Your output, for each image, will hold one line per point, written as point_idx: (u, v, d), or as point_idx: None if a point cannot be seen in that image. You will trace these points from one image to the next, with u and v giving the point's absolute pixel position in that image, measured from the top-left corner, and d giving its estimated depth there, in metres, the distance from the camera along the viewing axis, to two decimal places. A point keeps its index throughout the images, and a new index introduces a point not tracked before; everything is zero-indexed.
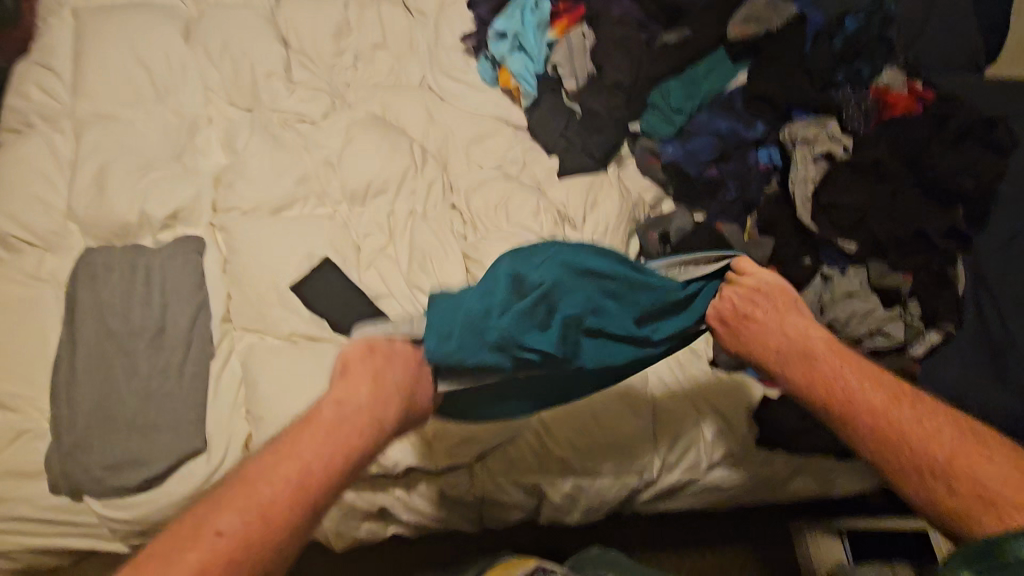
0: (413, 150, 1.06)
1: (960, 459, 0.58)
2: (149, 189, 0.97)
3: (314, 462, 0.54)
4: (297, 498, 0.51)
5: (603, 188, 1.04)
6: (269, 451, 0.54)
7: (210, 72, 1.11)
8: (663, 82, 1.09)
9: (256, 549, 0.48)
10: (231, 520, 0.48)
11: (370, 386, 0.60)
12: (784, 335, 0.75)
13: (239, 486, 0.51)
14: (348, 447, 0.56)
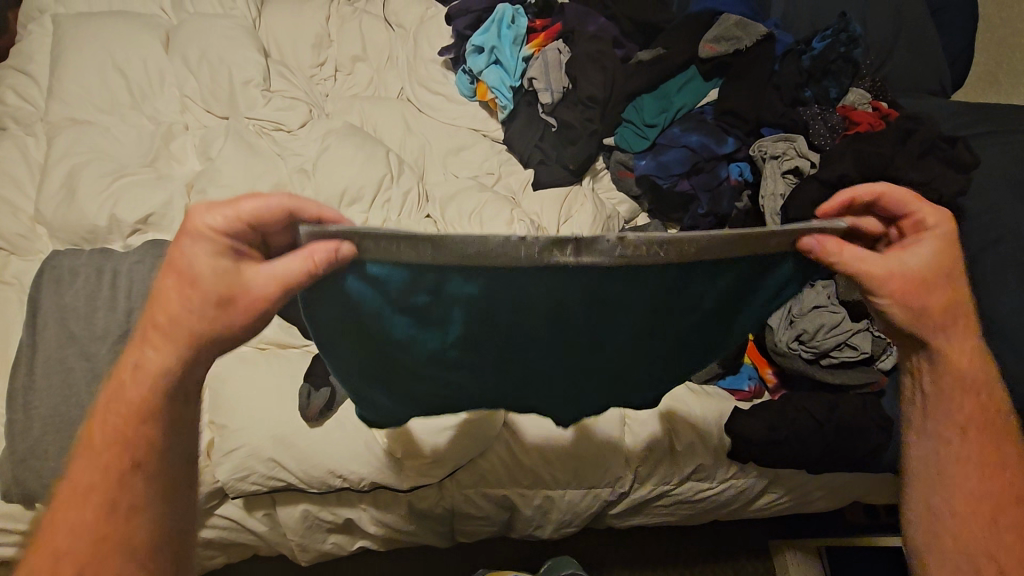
0: (388, 159, 1.07)
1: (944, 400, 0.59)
2: (120, 193, 0.96)
3: (193, 303, 0.50)
4: (124, 441, 0.49)
5: (578, 200, 1.06)
6: (163, 293, 0.51)
7: (188, 80, 1.11)
8: (637, 97, 1.11)
9: (173, 345, 0.50)
10: (117, 414, 0.49)
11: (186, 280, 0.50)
12: (938, 294, 0.56)
13: (162, 312, 0.51)
14: (186, 355, 0.51)
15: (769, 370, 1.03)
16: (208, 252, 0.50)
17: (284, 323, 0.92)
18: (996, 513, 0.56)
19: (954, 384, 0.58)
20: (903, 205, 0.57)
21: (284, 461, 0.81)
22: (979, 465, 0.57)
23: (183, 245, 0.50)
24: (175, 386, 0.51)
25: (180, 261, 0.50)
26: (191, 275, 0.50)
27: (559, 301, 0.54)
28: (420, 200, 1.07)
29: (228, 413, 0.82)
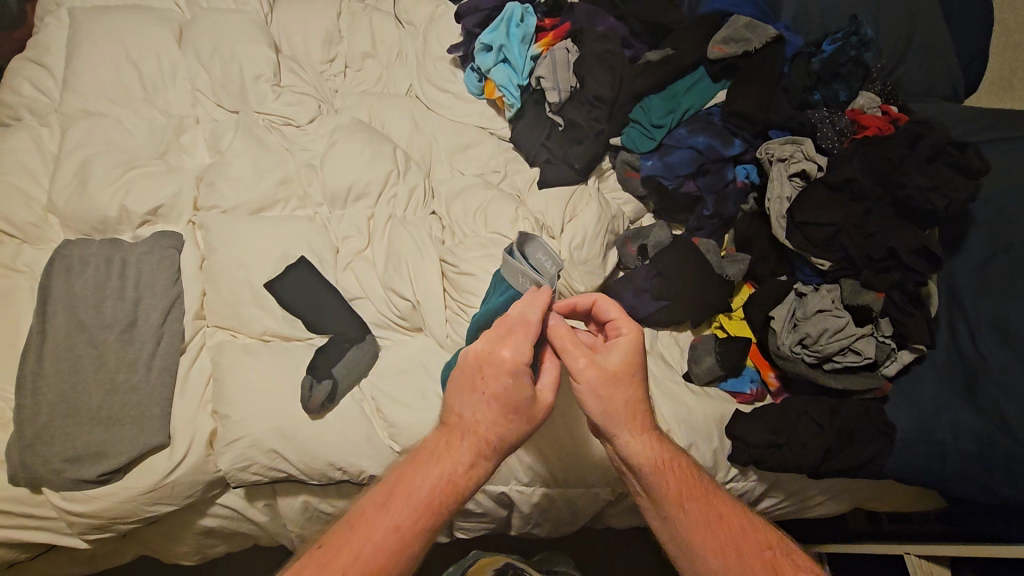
0: (396, 156, 1.08)
1: (683, 514, 0.65)
2: (130, 184, 0.97)
3: (471, 458, 0.66)
4: (405, 543, 0.63)
5: (582, 200, 1.06)
6: (442, 443, 0.68)
7: (199, 74, 1.12)
8: (644, 98, 1.11)
9: (419, 513, 0.64)
10: (370, 540, 0.62)
11: (460, 410, 0.68)
12: (628, 389, 0.68)
13: (425, 458, 0.68)
14: (449, 476, 0.66)
15: (772, 374, 1.03)
16: (504, 378, 0.66)
17: (287, 315, 0.92)
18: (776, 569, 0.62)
19: (670, 493, 0.66)
20: (607, 309, 0.73)
21: (286, 452, 0.82)
22: (716, 524, 0.65)
23: (477, 369, 0.67)
24: (419, 534, 0.64)
25: (467, 403, 0.67)
26: (468, 411, 0.67)
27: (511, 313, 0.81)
28: (426, 197, 1.08)
29: (232, 402, 0.83)
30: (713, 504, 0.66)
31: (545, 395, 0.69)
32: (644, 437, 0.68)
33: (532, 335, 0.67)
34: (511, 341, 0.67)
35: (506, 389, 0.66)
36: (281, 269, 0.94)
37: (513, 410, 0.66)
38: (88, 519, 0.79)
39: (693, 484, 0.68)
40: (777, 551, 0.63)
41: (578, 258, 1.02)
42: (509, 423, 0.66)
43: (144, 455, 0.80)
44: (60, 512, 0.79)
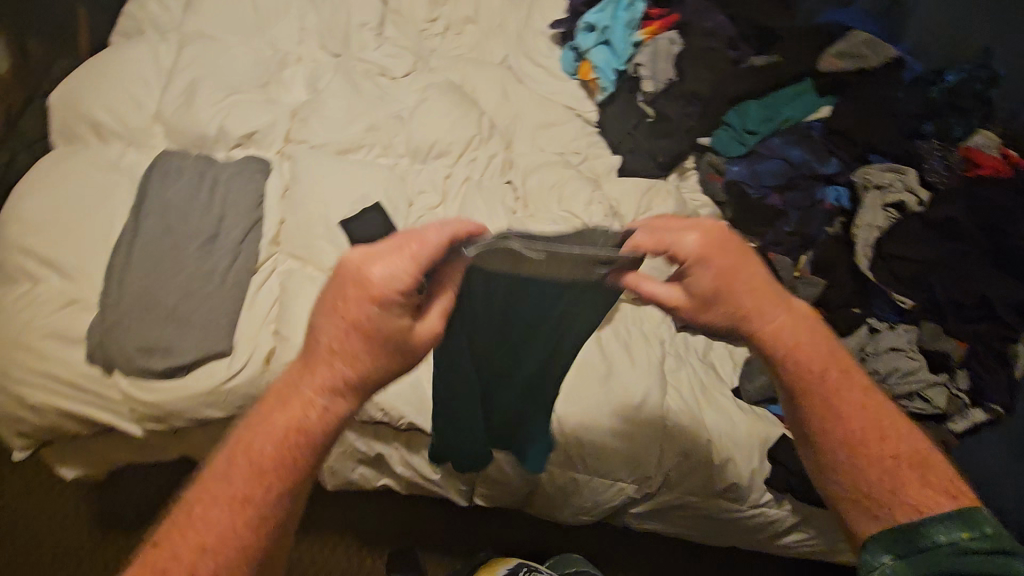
0: (481, 121, 1.10)
1: (821, 394, 0.57)
2: (232, 107, 1.02)
3: (326, 407, 0.51)
4: (244, 508, 0.48)
5: (660, 194, 1.04)
6: (282, 389, 0.52)
7: (310, 15, 1.16)
8: (742, 102, 1.07)
9: (257, 480, 0.49)
10: (209, 522, 0.47)
11: (315, 335, 0.51)
12: (746, 275, 0.57)
13: (266, 405, 0.52)
14: (299, 421, 0.50)
15: None
16: (368, 305, 0.50)
17: None
18: (895, 483, 0.54)
19: (810, 370, 0.58)
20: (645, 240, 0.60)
21: None
22: (858, 406, 0.57)
23: (342, 287, 0.51)
24: (253, 509, 0.48)
25: (319, 333, 0.51)
26: (319, 345, 0.51)
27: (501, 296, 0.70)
28: (504, 167, 1.08)
29: (292, 327, 0.86)
30: (852, 389, 0.58)
31: (433, 325, 0.55)
32: (770, 309, 0.58)
33: (410, 257, 0.51)
34: (391, 257, 0.51)
35: (373, 316, 0.50)
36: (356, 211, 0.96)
37: (380, 342, 0.51)
38: (148, 408, 0.84)
39: (834, 361, 0.59)
40: (904, 462, 0.54)
41: None
42: (383, 359, 0.51)
43: (206, 359, 0.84)
44: (124, 396, 0.84)
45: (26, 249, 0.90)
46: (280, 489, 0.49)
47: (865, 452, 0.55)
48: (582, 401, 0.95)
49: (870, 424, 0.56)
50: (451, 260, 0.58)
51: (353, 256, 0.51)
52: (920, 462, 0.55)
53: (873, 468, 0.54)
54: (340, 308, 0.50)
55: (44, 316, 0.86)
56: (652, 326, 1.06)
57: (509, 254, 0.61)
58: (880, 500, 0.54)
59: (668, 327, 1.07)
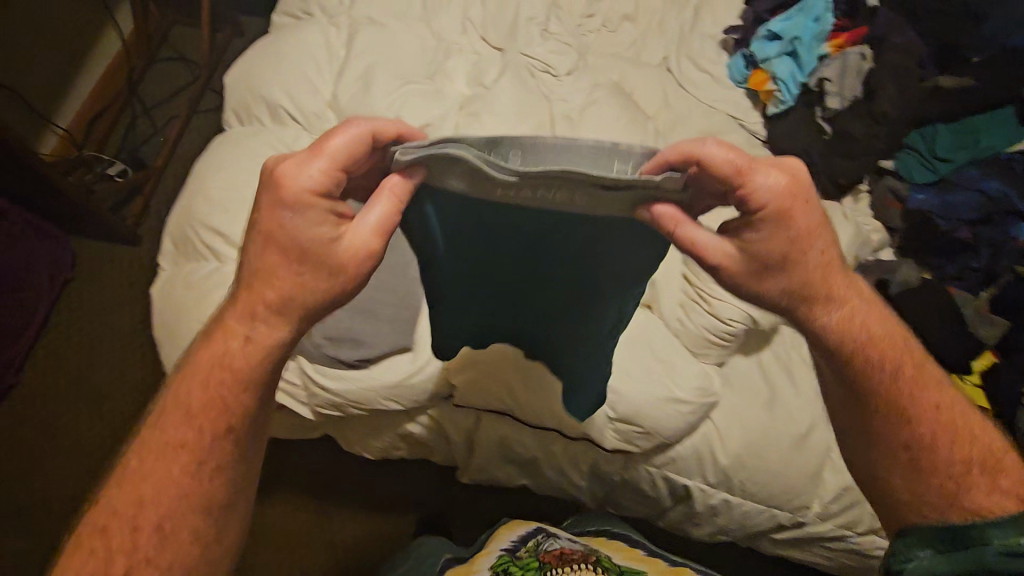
0: (647, 128, 1.07)
1: (908, 385, 0.62)
2: (405, 98, 1.02)
3: (251, 347, 0.56)
4: (190, 447, 0.55)
5: (834, 219, 1.02)
6: (216, 340, 0.57)
7: (475, 5, 1.14)
8: (931, 124, 1.02)
9: (197, 420, 0.56)
10: (160, 463, 0.55)
11: (257, 262, 0.56)
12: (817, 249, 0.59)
13: (205, 357, 0.57)
14: (224, 357, 0.56)
15: None
16: (285, 217, 0.54)
17: None
18: (959, 485, 0.58)
19: (881, 367, 0.62)
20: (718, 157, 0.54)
21: (514, 386, 0.85)
22: (931, 411, 0.61)
23: (274, 193, 0.54)
24: (193, 447, 0.55)
25: (267, 258, 0.56)
26: (268, 276, 0.56)
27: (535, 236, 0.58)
28: None
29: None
30: (925, 385, 0.62)
31: (368, 241, 0.55)
32: (820, 272, 0.60)
33: (322, 158, 0.53)
34: (311, 163, 0.53)
35: (291, 220, 0.54)
36: None
37: (317, 262, 0.55)
38: (332, 395, 0.87)
39: (909, 359, 0.63)
40: (974, 470, 0.58)
41: None
42: (283, 262, 0.55)
43: (391, 352, 0.86)
44: (308, 380, 0.87)
45: (213, 230, 0.91)
46: (217, 429, 0.56)
47: (929, 456, 0.60)
48: (746, 426, 0.93)
49: (938, 424, 0.61)
50: (379, 159, 0.58)
51: (269, 163, 0.56)
52: (994, 472, 0.58)
53: (940, 471, 0.59)
54: (273, 219, 0.55)
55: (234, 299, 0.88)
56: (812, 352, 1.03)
57: (444, 167, 0.50)
58: (938, 498, 0.58)
59: None
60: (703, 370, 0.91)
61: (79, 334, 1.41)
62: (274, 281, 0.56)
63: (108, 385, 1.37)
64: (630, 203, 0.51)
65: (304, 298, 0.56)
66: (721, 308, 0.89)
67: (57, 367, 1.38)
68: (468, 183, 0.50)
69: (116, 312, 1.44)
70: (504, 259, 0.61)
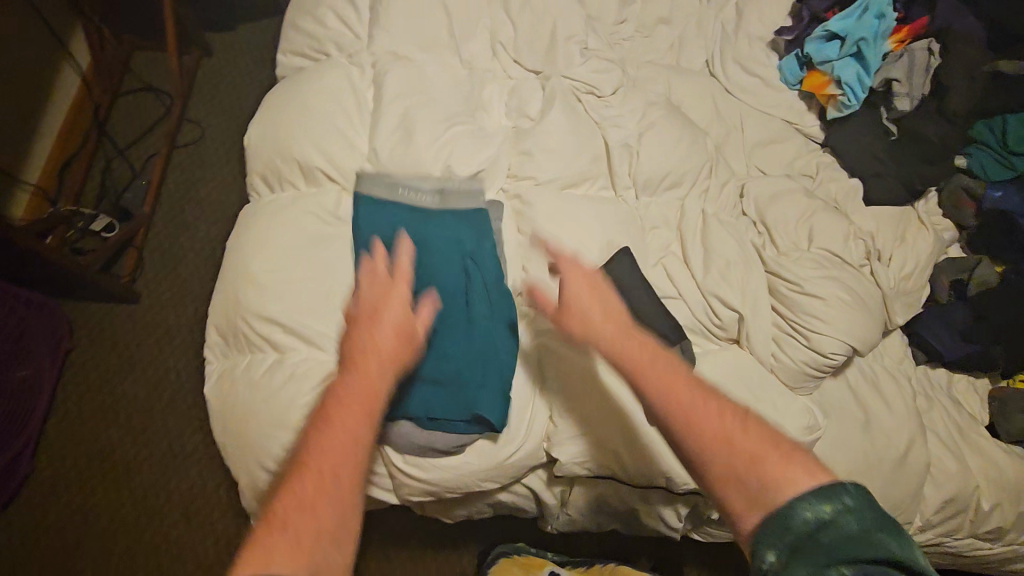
0: (707, 145, 1.01)
1: (682, 391, 0.59)
2: (451, 143, 0.93)
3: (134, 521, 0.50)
4: None
5: (910, 226, 0.98)
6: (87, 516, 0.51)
7: (505, 26, 1.05)
8: (1005, 116, 0.98)
9: None
10: None
11: (317, 436, 0.54)
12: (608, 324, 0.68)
13: None
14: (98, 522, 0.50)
15: None
16: (372, 333, 0.63)
17: None
18: (758, 463, 0.53)
19: (708, 433, 0.55)
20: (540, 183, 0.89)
21: (623, 453, 0.81)
22: (727, 412, 0.57)
23: (367, 326, 0.63)
24: None
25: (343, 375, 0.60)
26: (347, 427, 0.55)
27: (411, 242, 0.85)
28: (735, 197, 1.00)
29: (574, 386, 0.82)
30: (689, 394, 0.59)
31: (408, 324, 0.65)
32: (658, 357, 0.64)
33: (380, 264, 0.69)
34: (379, 281, 0.67)
35: (369, 336, 0.63)
36: (608, 257, 0.89)
37: (401, 351, 0.63)
38: (424, 485, 0.80)
39: (698, 398, 0.58)
40: (772, 449, 0.54)
41: (902, 289, 0.95)
42: (368, 357, 0.61)
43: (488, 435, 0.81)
44: (396, 471, 0.80)
45: (269, 315, 0.82)
46: None
47: (744, 468, 0.53)
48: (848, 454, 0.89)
49: (721, 421, 0.56)
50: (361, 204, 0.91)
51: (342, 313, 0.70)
52: (798, 457, 0.53)
53: (761, 470, 0.53)
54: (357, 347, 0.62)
55: (308, 392, 0.78)
56: (895, 362, 0.98)
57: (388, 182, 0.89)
58: (752, 486, 0.52)
59: (910, 362, 0.99)
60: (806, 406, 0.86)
61: (90, 406, 1.24)
62: (348, 410, 0.56)
63: (134, 463, 1.20)
64: (474, 202, 0.90)
65: (369, 415, 0.57)
66: (824, 343, 0.84)
67: (71, 449, 1.20)
68: (386, 189, 0.88)
69: (129, 377, 1.26)
70: (404, 272, 0.83)
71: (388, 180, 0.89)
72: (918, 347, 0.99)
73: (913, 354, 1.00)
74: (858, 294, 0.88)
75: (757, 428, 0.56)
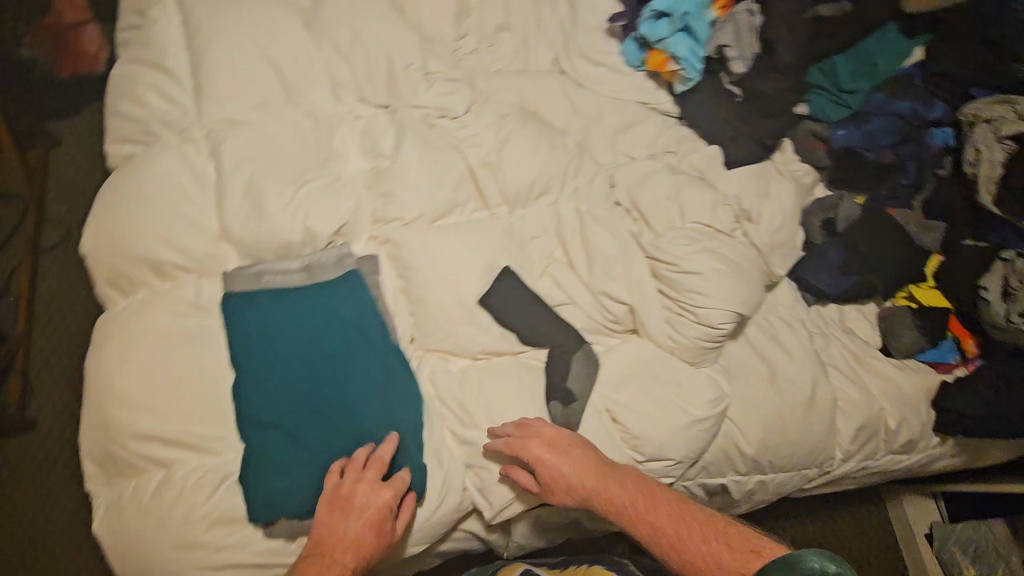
0: (568, 145, 1.01)
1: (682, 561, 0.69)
2: (306, 203, 0.88)
3: None
4: None
5: (774, 179, 1.01)
6: None
7: (340, 66, 1.00)
8: (829, 58, 1.02)
9: None
10: None
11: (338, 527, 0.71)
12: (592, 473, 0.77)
13: None
14: None
15: (972, 343, 1.00)
16: (349, 522, 0.71)
17: (503, 332, 0.87)
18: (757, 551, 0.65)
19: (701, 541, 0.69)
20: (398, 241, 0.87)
21: None
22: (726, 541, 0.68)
23: (344, 508, 0.72)
24: None
25: (327, 546, 0.70)
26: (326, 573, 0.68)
27: (278, 325, 0.80)
28: (606, 188, 1.00)
29: (485, 419, 0.82)
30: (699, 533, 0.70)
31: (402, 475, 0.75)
32: (617, 489, 0.76)
33: (347, 484, 0.73)
34: (359, 487, 0.73)
35: (349, 545, 0.70)
36: (489, 282, 0.88)
37: (379, 523, 0.72)
38: None
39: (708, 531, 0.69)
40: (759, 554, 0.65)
41: (776, 242, 0.98)
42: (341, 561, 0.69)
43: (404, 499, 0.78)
44: None
45: (144, 434, 0.76)
46: None
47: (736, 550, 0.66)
48: (760, 411, 0.93)
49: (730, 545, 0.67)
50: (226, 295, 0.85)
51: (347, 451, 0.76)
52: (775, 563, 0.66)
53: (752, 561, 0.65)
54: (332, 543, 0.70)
55: (203, 503, 0.73)
56: (787, 310, 1.02)
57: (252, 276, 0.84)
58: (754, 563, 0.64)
59: (801, 306, 1.04)
60: (709, 377, 0.89)
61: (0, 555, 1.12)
62: (363, 526, 0.71)
63: None
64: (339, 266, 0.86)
65: (369, 545, 0.71)
66: (710, 315, 0.86)
67: None
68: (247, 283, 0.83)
69: (33, 512, 1.13)
70: (281, 358, 0.79)
71: (251, 271, 0.84)
72: (804, 290, 1.04)
73: (802, 297, 1.05)
74: (734, 261, 0.90)
75: (736, 538, 0.68)
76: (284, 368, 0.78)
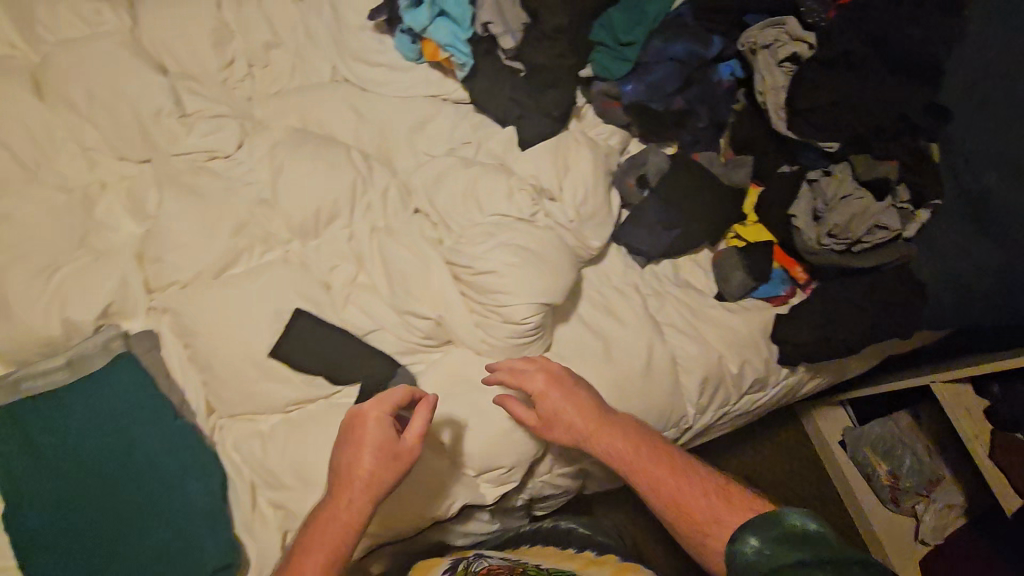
0: (354, 158, 0.94)
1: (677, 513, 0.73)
2: (64, 291, 0.81)
3: None
4: None
5: (571, 147, 0.95)
6: None
7: (84, 129, 0.91)
8: (603, 12, 0.96)
9: None
10: None
11: (348, 475, 0.71)
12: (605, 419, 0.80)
13: None
14: None
15: (799, 269, 1.00)
16: (361, 457, 0.71)
17: (307, 377, 0.83)
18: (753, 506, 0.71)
19: (705, 495, 0.73)
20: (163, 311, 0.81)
21: None
22: (721, 495, 0.73)
23: (350, 447, 0.72)
24: None
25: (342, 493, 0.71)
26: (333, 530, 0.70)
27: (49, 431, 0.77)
28: (403, 196, 0.95)
29: (290, 478, 0.78)
30: (696, 483, 0.75)
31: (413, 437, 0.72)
32: (607, 440, 0.79)
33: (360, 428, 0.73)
34: (364, 430, 0.72)
35: (360, 493, 0.70)
36: (280, 330, 0.82)
37: (390, 467, 0.71)
38: None
39: (704, 489, 0.74)
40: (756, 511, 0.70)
41: (585, 214, 0.93)
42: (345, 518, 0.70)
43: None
44: None
45: None
46: None
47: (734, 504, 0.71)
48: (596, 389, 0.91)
49: (723, 499, 0.72)
50: None
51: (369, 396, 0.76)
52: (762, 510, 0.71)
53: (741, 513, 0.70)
54: (338, 490, 0.71)
55: None
56: (619, 279, 1.00)
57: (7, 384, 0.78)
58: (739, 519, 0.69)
59: (633, 271, 1.01)
60: None
61: None
62: (365, 485, 0.71)
63: None
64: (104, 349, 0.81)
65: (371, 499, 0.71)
66: (514, 313, 0.82)
67: None
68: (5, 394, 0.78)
69: None
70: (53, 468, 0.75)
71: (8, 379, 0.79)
72: (633, 253, 1.00)
73: (633, 261, 1.01)
74: (531, 248, 0.85)
75: (727, 492, 0.73)
76: (58, 475, 0.75)
